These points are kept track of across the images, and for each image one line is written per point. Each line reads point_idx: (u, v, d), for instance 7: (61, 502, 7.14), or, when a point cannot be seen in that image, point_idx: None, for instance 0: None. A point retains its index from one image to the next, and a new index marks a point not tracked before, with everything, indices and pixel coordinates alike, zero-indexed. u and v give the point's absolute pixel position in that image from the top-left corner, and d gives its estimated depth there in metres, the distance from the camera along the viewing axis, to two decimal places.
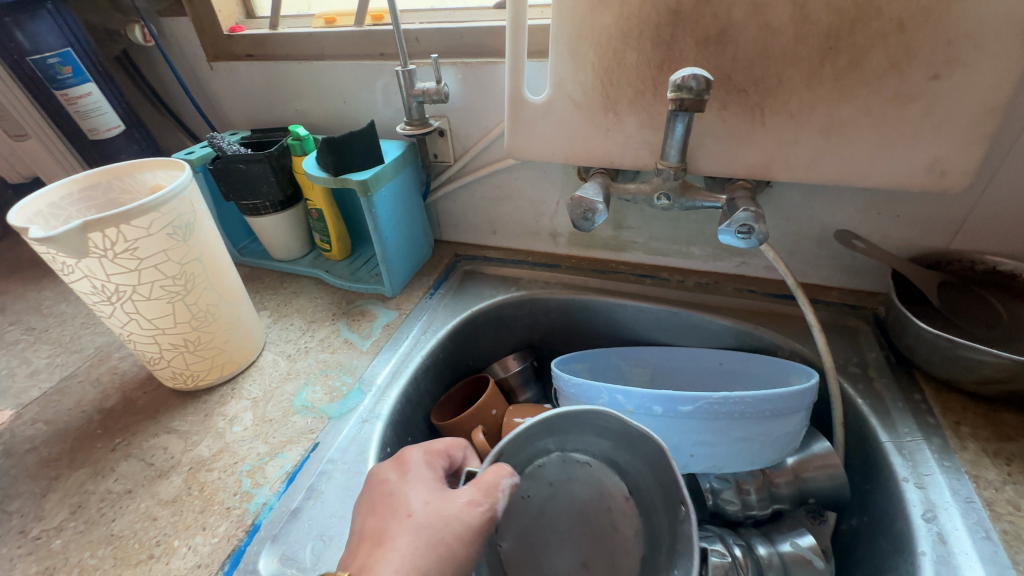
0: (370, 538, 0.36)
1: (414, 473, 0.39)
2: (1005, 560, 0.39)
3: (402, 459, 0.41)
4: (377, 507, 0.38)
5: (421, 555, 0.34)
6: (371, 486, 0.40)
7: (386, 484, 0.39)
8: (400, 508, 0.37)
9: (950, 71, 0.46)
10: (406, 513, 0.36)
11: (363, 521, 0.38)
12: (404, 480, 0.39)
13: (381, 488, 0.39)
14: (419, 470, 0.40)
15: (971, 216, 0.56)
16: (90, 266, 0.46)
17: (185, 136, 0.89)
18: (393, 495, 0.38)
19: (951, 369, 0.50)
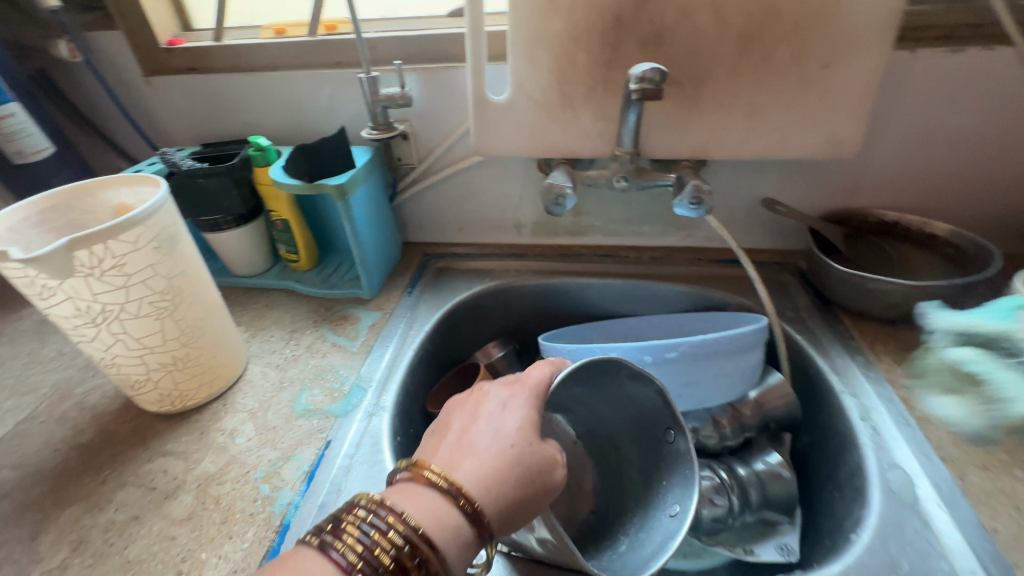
0: (466, 447, 0.37)
1: (515, 403, 0.40)
2: (921, 438, 0.49)
3: (503, 388, 0.42)
4: (477, 423, 0.39)
5: (507, 480, 0.35)
6: (469, 404, 0.42)
7: (487, 406, 0.40)
8: (494, 430, 0.38)
9: (837, 61, 0.57)
10: (504, 437, 0.37)
11: (456, 430, 0.39)
12: (504, 408, 0.39)
13: (482, 408, 0.40)
14: (519, 398, 0.40)
15: (861, 178, 0.69)
16: (75, 287, 0.44)
17: (118, 157, 0.84)
18: (492, 418, 0.39)
19: (864, 300, 0.61)
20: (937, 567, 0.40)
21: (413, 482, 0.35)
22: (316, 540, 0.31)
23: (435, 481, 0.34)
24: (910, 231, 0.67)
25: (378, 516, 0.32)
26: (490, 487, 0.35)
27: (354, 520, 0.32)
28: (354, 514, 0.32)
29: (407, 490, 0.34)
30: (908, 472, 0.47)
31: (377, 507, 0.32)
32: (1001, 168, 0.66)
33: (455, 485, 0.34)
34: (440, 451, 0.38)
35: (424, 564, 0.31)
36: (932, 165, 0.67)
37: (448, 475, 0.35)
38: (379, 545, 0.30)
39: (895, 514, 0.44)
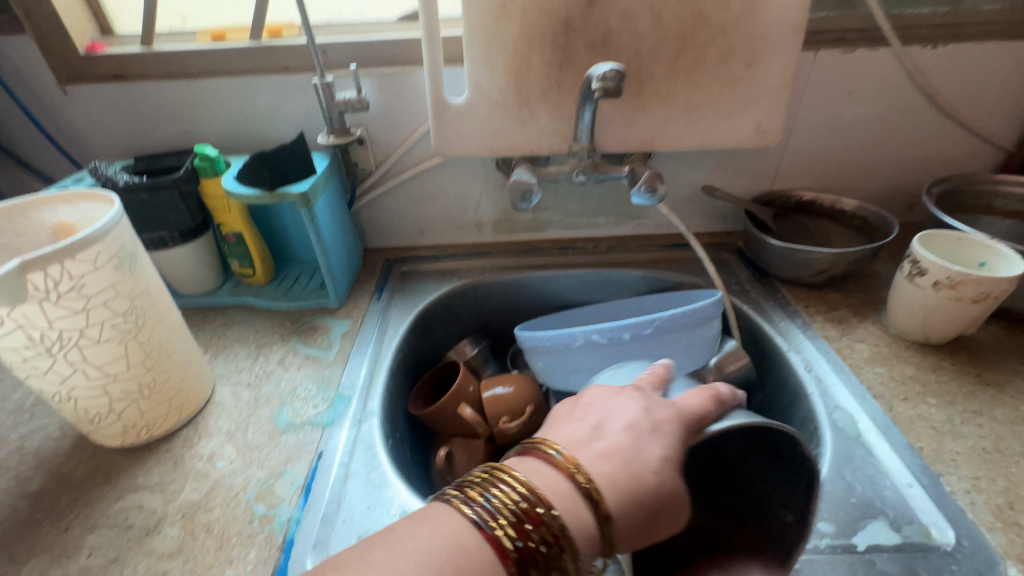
0: (610, 452, 0.39)
1: (665, 427, 0.42)
2: (856, 381, 0.58)
3: (653, 406, 0.44)
4: (619, 430, 0.41)
5: (642, 505, 0.37)
6: (613, 405, 0.44)
7: (635, 415, 0.42)
8: (640, 447, 0.40)
9: (758, 61, 0.65)
10: (645, 456, 0.39)
11: (597, 429, 0.42)
12: (655, 429, 0.41)
13: (628, 413, 0.43)
14: (673, 426, 0.42)
15: (782, 163, 0.78)
16: (28, 313, 0.40)
17: (31, 175, 0.76)
18: (638, 432, 0.41)
19: (797, 270, 0.70)
20: (883, 485, 0.47)
21: (554, 470, 0.38)
22: (472, 509, 0.34)
23: (577, 477, 0.37)
24: (824, 208, 0.76)
25: (530, 503, 0.35)
26: (627, 503, 0.37)
27: (508, 500, 0.35)
28: (506, 494, 0.35)
29: (548, 477, 0.37)
30: (850, 411, 0.54)
31: (527, 493, 0.35)
32: (890, 149, 0.78)
33: (592, 484, 0.37)
34: (578, 444, 0.41)
35: (561, 558, 0.34)
36: (837, 149, 0.77)
37: (590, 477, 0.37)
38: (528, 537, 0.34)
39: (843, 446, 0.51)
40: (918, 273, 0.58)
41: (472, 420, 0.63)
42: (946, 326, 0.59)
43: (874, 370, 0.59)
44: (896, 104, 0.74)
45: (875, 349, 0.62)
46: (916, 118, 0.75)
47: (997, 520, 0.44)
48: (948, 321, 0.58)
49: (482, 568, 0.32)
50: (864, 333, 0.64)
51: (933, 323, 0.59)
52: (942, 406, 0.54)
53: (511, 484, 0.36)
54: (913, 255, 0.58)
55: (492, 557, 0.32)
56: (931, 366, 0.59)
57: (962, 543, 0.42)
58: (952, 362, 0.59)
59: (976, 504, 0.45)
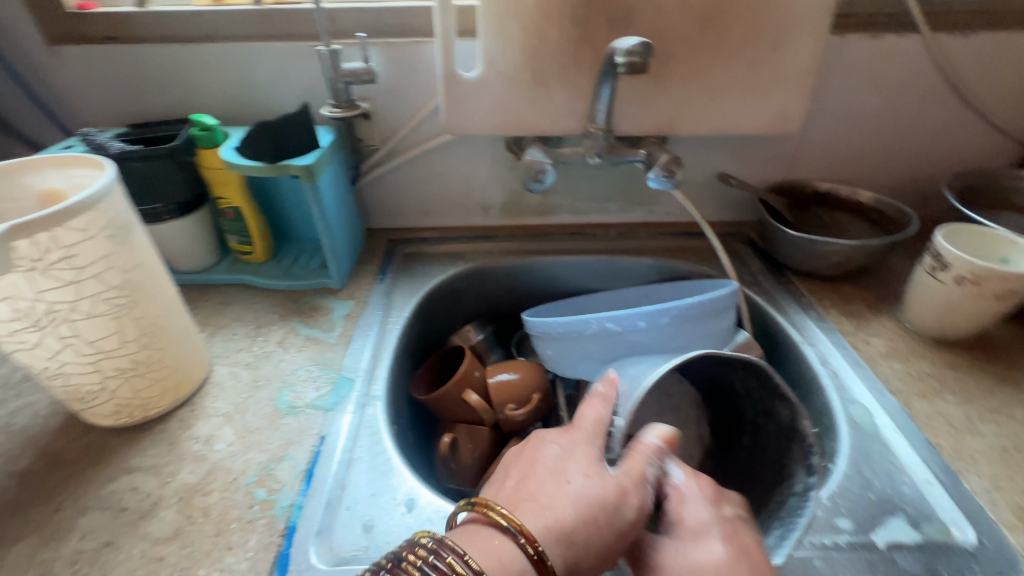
0: (525, 493, 0.37)
1: (574, 443, 0.40)
2: (872, 375, 0.56)
3: (558, 435, 0.41)
4: (536, 470, 0.38)
5: (575, 532, 0.34)
6: (524, 451, 0.41)
7: (546, 451, 0.40)
8: (562, 479, 0.37)
9: (785, 43, 0.62)
10: (569, 483, 0.37)
11: (513, 476, 0.39)
12: (565, 453, 0.39)
13: (538, 455, 0.40)
14: (580, 443, 0.40)
15: (800, 152, 0.76)
16: (15, 284, 0.38)
17: (17, 142, 0.72)
18: (555, 461, 0.38)
19: (813, 261, 0.68)
20: (902, 481, 0.46)
21: (475, 525, 0.35)
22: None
23: (500, 521, 0.34)
24: (841, 200, 0.75)
25: (440, 562, 0.31)
26: (565, 538, 0.34)
27: (417, 564, 0.31)
28: (417, 557, 0.31)
29: (471, 533, 0.34)
30: (867, 406, 0.53)
31: (440, 548, 0.32)
32: (909, 141, 0.76)
33: (518, 525, 0.33)
34: (503, 499, 0.37)
35: None
36: (857, 139, 0.75)
37: (516, 520, 0.34)
38: None
39: (861, 441, 0.50)
40: (940, 268, 0.56)
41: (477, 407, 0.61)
42: (966, 322, 0.58)
43: (891, 365, 0.58)
44: (919, 95, 0.72)
45: (892, 344, 0.61)
46: (938, 109, 0.73)
47: (1017, 519, 0.43)
48: (967, 317, 0.57)
49: None
50: (879, 328, 0.63)
51: (952, 318, 0.58)
52: (960, 403, 0.53)
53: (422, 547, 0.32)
54: (936, 248, 0.57)
55: None
56: (947, 362, 0.58)
57: (983, 542, 0.41)
58: (968, 359, 0.58)
59: (997, 503, 0.44)
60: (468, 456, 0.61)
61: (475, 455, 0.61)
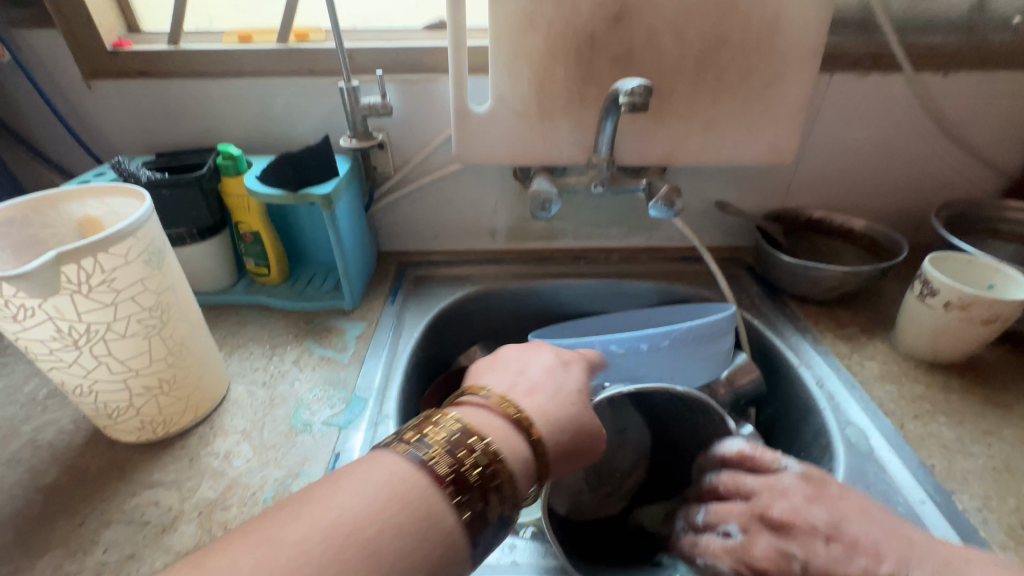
0: (523, 385, 0.44)
1: (572, 369, 0.49)
2: (866, 397, 0.58)
3: (562, 353, 0.51)
4: (540, 373, 0.47)
5: (566, 423, 0.42)
6: (527, 357, 0.50)
7: (548, 360, 0.49)
8: (562, 387, 0.45)
9: (776, 81, 0.66)
10: (562, 390, 0.45)
11: (515, 374, 0.47)
12: (564, 368, 0.48)
13: (541, 361, 0.49)
14: (577, 364, 0.50)
15: (794, 181, 0.80)
16: (58, 306, 0.40)
17: (48, 168, 0.76)
18: (554, 375, 0.47)
19: (808, 287, 0.71)
20: (896, 501, 0.48)
21: (486, 412, 0.39)
22: (410, 442, 0.34)
23: (507, 412, 0.39)
24: (834, 227, 0.78)
25: (462, 435, 0.36)
26: (557, 431, 0.41)
27: (441, 434, 0.35)
28: (440, 430, 0.36)
29: (483, 416, 0.39)
30: (862, 427, 0.55)
31: (462, 427, 0.36)
32: (898, 172, 0.79)
33: (527, 419, 0.40)
34: (504, 388, 0.44)
35: (496, 478, 0.35)
36: (848, 169, 0.79)
37: (522, 411, 0.40)
38: (465, 461, 0.34)
39: (856, 461, 0.52)
40: (928, 294, 0.59)
41: None
42: (956, 347, 0.60)
43: (885, 388, 0.60)
44: (906, 129, 0.75)
45: (885, 367, 0.63)
46: (925, 142, 0.77)
47: (1009, 539, 0.44)
48: (957, 341, 0.60)
49: (419, 492, 0.31)
50: (873, 351, 0.65)
51: (943, 342, 0.60)
52: (952, 424, 0.55)
53: (444, 422, 0.37)
54: (924, 275, 0.59)
55: (428, 481, 0.32)
56: (939, 385, 0.60)
57: None
58: (960, 382, 0.60)
59: (988, 523, 0.45)
60: None
61: None
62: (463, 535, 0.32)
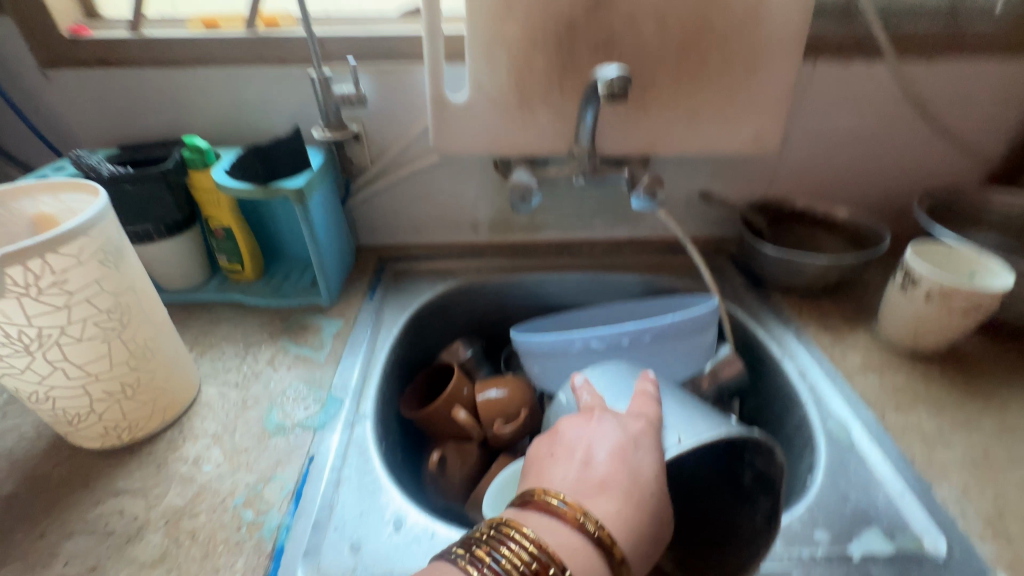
0: (594, 477, 0.40)
1: (641, 443, 0.42)
2: (848, 389, 0.58)
3: (626, 421, 0.44)
4: (608, 455, 0.41)
5: (646, 524, 0.38)
6: (592, 430, 0.44)
7: (613, 436, 0.42)
8: (636, 476, 0.40)
9: (759, 69, 0.65)
10: (640, 485, 0.40)
11: (582, 455, 0.42)
12: (635, 445, 0.42)
13: (608, 437, 0.42)
14: (646, 435, 0.43)
15: (777, 172, 0.79)
16: (6, 309, 0.38)
17: (5, 162, 0.73)
18: (628, 458, 0.41)
19: (792, 278, 0.70)
20: (877, 493, 0.48)
21: (561, 522, 0.37)
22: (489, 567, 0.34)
23: (586, 526, 0.36)
24: (818, 217, 0.77)
25: (543, 562, 0.34)
26: (636, 541, 0.37)
27: (517, 559, 0.34)
28: (515, 552, 0.34)
29: (559, 529, 0.36)
30: (843, 420, 0.55)
31: (542, 550, 0.35)
32: (882, 161, 0.79)
33: (608, 534, 0.36)
34: (578, 485, 0.39)
35: None
36: (832, 158, 0.78)
37: (604, 527, 0.37)
38: None
39: (838, 454, 0.51)
40: (910, 284, 0.59)
41: (465, 424, 0.62)
42: (938, 337, 0.60)
43: (867, 379, 0.60)
44: (890, 117, 0.75)
45: (868, 358, 0.63)
46: (908, 130, 0.76)
47: (987, 530, 0.44)
48: (938, 332, 0.59)
49: None
50: (856, 342, 0.65)
51: (925, 333, 0.60)
52: (932, 415, 0.55)
53: (519, 539, 0.35)
54: (906, 266, 0.59)
55: None
56: (921, 375, 0.60)
57: (954, 552, 0.43)
58: (941, 373, 0.60)
59: (967, 513, 0.45)
60: (457, 472, 0.62)
61: (465, 471, 0.62)
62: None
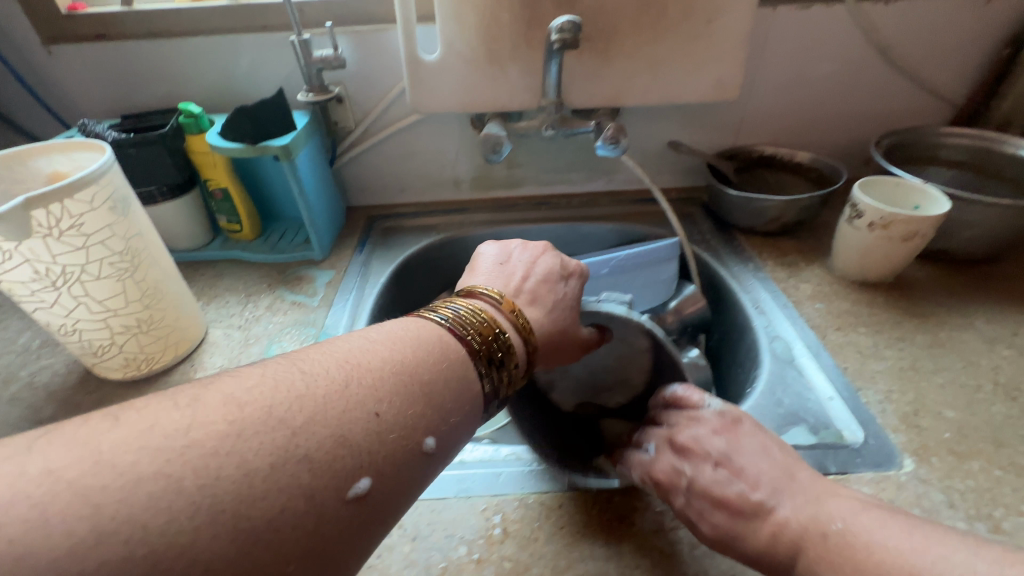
0: (523, 290, 0.47)
1: (574, 280, 0.50)
2: (796, 314, 0.63)
3: (565, 261, 0.51)
4: (542, 276, 0.48)
5: (559, 328, 0.46)
6: (535, 261, 0.50)
7: (551, 269, 0.49)
8: (561, 295, 0.48)
9: (718, 17, 0.68)
10: (564, 302, 0.47)
11: (515, 273, 0.49)
12: (566, 277, 0.50)
13: (545, 267, 0.49)
14: (579, 277, 0.51)
15: (744, 119, 0.82)
16: (33, 248, 0.44)
17: (19, 136, 0.79)
18: (558, 284, 0.48)
19: (753, 219, 0.75)
20: (809, 399, 0.53)
21: (497, 309, 0.43)
22: (438, 317, 0.39)
23: (513, 314, 0.43)
24: (784, 162, 0.80)
25: (485, 322, 0.40)
26: (547, 342, 0.45)
27: (469, 315, 0.40)
28: (468, 313, 0.40)
29: (493, 313, 0.42)
30: (787, 340, 0.60)
31: (482, 314, 0.41)
32: (846, 104, 0.82)
33: (524, 324, 0.43)
34: (506, 290, 0.47)
35: (507, 364, 0.40)
36: (797, 104, 0.81)
37: (523, 315, 0.43)
38: (487, 341, 0.39)
39: (778, 368, 0.57)
40: (856, 216, 0.63)
41: None
42: (882, 265, 0.64)
43: (814, 306, 0.64)
44: (851, 60, 0.77)
45: (819, 288, 0.67)
46: (870, 72, 0.78)
47: (901, 423, 0.50)
48: (883, 259, 0.64)
49: (453, 359, 0.37)
50: (810, 275, 0.70)
51: (870, 262, 0.65)
52: (870, 333, 0.60)
53: (468, 309, 0.41)
54: (853, 199, 0.63)
55: (460, 353, 0.37)
56: (866, 301, 0.65)
57: (869, 441, 0.48)
58: (885, 298, 0.65)
59: (886, 411, 0.51)
60: None
61: None
62: (482, 401, 0.38)
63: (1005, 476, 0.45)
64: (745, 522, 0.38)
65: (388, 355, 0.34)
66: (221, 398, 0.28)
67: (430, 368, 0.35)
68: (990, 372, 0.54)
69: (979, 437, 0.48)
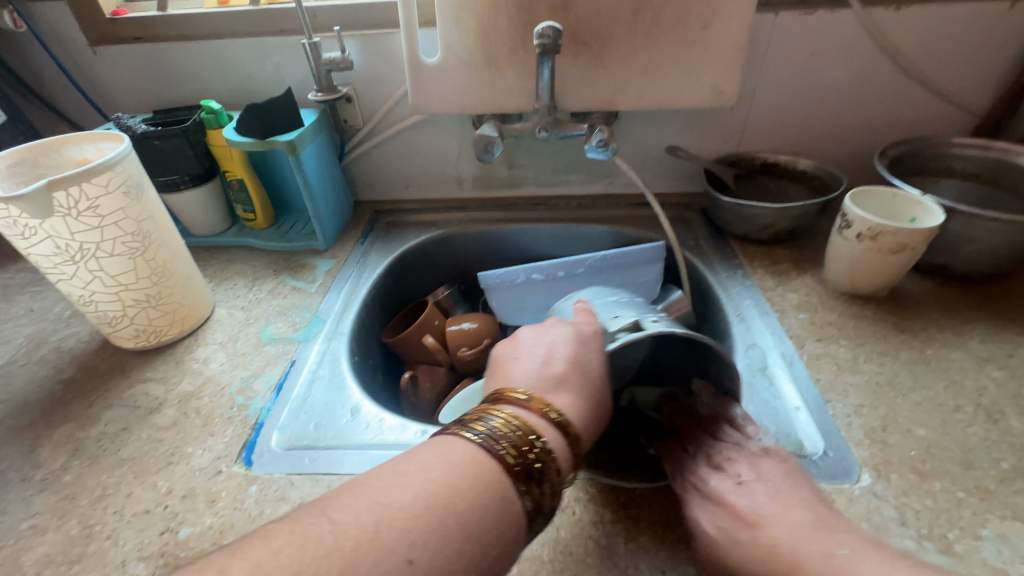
0: (548, 378, 0.44)
1: (589, 346, 0.48)
2: (777, 324, 0.62)
3: (576, 331, 0.49)
4: (558, 357, 0.46)
5: (592, 412, 0.44)
6: (546, 339, 0.49)
7: (561, 345, 0.48)
8: (584, 375, 0.45)
9: (713, 22, 0.68)
10: (589, 380, 0.45)
11: (531, 359, 0.47)
12: (582, 346, 0.48)
13: (559, 345, 0.48)
14: (595, 343, 0.49)
15: (746, 126, 0.81)
16: (55, 226, 0.50)
17: (68, 127, 0.88)
18: (579, 362, 0.46)
19: (744, 226, 0.74)
20: (775, 409, 0.53)
21: (528, 411, 0.40)
22: (470, 434, 0.37)
23: (549, 411, 0.40)
24: (785, 169, 0.79)
25: (524, 431, 0.37)
26: (587, 430, 0.42)
27: (504, 426, 0.37)
28: (502, 423, 0.38)
29: (527, 416, 0.40)
30: (763, 348, 0.60)
31: (518, 422, 0.38)
32: (855, 112, 0.79)
33: (563, 418, 0.40)
34: (533, 384, 0.44)
35: (552, 473, 0.36)
36: (802, 111, 0.80)
37: (558, 409, 0.41)
38: (528, 453, 0.36)
39: (748, 377, 0.56)
40: (845, 226, 0.61)
41: (431, 348, 0.72)
42: (872, 278, 0.63)
43: (797, 315, 0.63)
44: (860, 67, 0.75)
45: (806, 298, 0.66)
46: (880, 80, 0.76)
47: (866, 438, 0.48)
48: (872, 272, 0.62)
49: (493, 481, 0.34)
50: (800, 285, 0.69)
51: (861, 274, 0.63)
52: (851, 346, 0.58)
53: (502, 417, 0.38)
54: (844, 209, 0.61)
55: (498, 472, 0.34)
56: (853, 314, 0.63)
57: (828, 453, 0.47)
58: (875, 312, 0.63)
59: (852, 424, 0.50)
60: (427, 392, 0.72)
61: (433, 393, 0.72)
62: (525, 521, 0.34)
63: (967, 498, 0.43)
64: (748, 529, 0.40)
65: (419, 490, 0.32)
66: (247, 570, 0.27)
67: (466, 497, 0.32)
68: (973, 393, 0.52)
69: (947, 458, 0.46)
